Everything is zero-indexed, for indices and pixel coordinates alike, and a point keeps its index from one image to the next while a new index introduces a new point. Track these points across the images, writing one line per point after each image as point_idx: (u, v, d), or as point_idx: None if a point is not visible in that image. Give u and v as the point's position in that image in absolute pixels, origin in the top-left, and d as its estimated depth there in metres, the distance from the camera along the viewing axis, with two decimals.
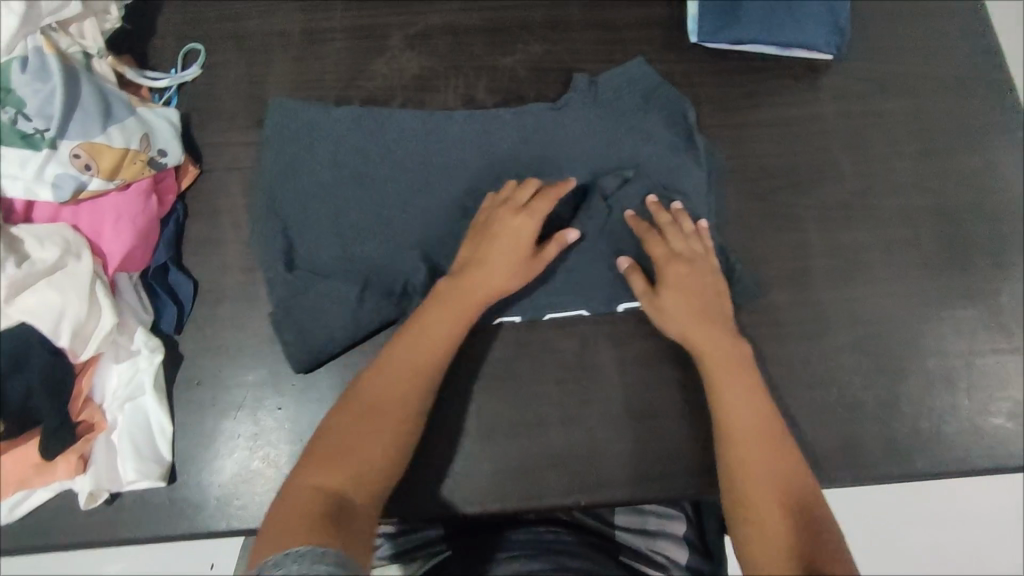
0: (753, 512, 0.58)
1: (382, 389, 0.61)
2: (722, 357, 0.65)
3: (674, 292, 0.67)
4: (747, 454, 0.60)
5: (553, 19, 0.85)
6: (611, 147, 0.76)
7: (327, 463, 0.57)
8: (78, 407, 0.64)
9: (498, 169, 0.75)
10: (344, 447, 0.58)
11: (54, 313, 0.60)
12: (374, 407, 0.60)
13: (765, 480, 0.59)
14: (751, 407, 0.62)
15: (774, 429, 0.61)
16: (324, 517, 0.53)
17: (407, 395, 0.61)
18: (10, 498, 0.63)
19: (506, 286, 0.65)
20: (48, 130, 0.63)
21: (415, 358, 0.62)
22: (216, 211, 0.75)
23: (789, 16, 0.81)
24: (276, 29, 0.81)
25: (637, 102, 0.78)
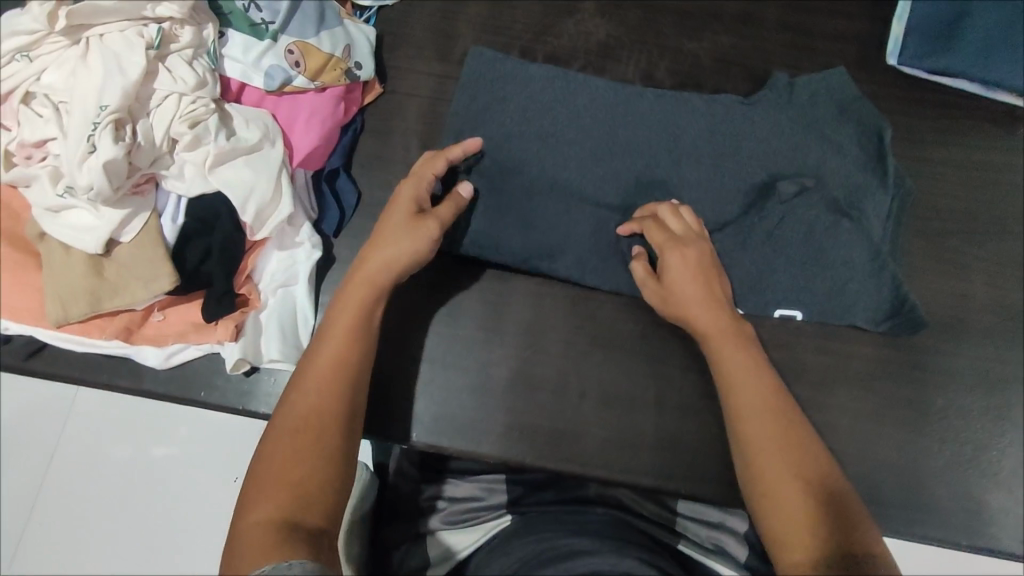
0: (762, 483, 0.53)
1: (348, 327, 0.59)
2: (727, 339, 0.61)
3: (681, 275, 0.64)
4: (776, 464, 0.53)
5: (748, 13, 0.83)
6: (788, 154, 0.74)
7: (301, 410, 0.54)
8: (242, 280, 0.69)
9: (669, 151, 0.75)
10: (314, 398, 0.55)
11: (245, 189, 0.64)
12: (335, 348, 0.58)
13: (783, 447, 0.54)
14: (762, 384, 0.58)
15: (782, 402, 0.57)
16: (314, 462, 0.51)
17: (352, 335, 0.59)
18: (168, 347, 0.68)
19: (395, 257, 0.62)
20: (273, 23, 0.69)
21: (347, 304, 0.60)
22: (389, 131, 0.78)
23: (1007, 53, 0.76)
24: None
25: (830, 110, 0.76)
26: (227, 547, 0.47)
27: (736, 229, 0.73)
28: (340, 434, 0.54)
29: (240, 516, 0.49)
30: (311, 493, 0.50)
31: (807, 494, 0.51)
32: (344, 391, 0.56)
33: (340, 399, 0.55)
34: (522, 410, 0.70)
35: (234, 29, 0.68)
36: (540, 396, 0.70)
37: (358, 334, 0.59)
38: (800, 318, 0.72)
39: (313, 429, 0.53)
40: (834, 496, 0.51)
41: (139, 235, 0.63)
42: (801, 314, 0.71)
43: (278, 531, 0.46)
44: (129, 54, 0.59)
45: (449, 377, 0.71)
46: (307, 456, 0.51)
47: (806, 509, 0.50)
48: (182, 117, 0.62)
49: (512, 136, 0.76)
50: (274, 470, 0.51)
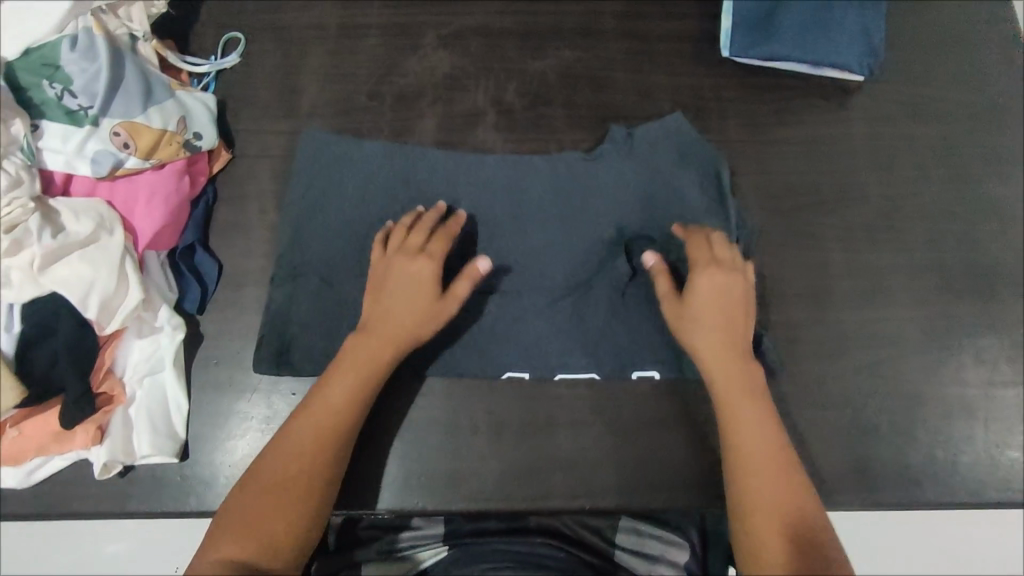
0: (752, 520, 0.60)
1: (347, 403, 0.64)
2: (735, 377, 0.65)
3: (700, 304, 0.67)
4: (759, 485, 0.61)
5: (586, 26, 0.86)
6: (635, 201, 0.76)
7: (286, 466, 0.60)
8: (100, 378, 0.65)
9: (522, 217, 0.76)
10: (295, 459, 0.61)
11: (84, 284, 0.61)
12: (328, 413, 0.63)
13: (768, 467, 0.62)
14: (755, 425, 0.63)
15: (775, 442, 0.63)
16: (287, 523, 0.58)
17: (354, 400, 0.64)
18: (28, 463, 0.64)
19: (409, 333, 0.66)
20: (92, 107, 0.66)
21: (352, 378, 0.64)
22: (243, 196, 0.76)
23: (821, 34, 0.81)
24: (314, 22, 0.83)
25: (671, 157, 0.78)
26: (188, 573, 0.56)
27: (592, 266, 0.74)
28: (313, 494, 0.60)
29: (203, 552, 0.57)
30: (269, 541, 0.58)
31: (787, 538, 0.58)
32: (323, 453, 0.61)
33: (318, 462, 0.61)
34: (418, 456, 0.69)
35: (48, 119, 0.65)
36: (432, 438, 0.69)
37: (353, 408, 0.64)
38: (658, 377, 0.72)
39: (288, 488, 0.60)
40: (811, 533, 0.59)
41: None
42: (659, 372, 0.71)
43: (234, 573, 0.55)
44: None
45: None
46: (280, 513, 0.59)
47: (783, 552, 0.57)
48: None
49: (369, 184, 0.76)
50: (244, 519, 0.58)
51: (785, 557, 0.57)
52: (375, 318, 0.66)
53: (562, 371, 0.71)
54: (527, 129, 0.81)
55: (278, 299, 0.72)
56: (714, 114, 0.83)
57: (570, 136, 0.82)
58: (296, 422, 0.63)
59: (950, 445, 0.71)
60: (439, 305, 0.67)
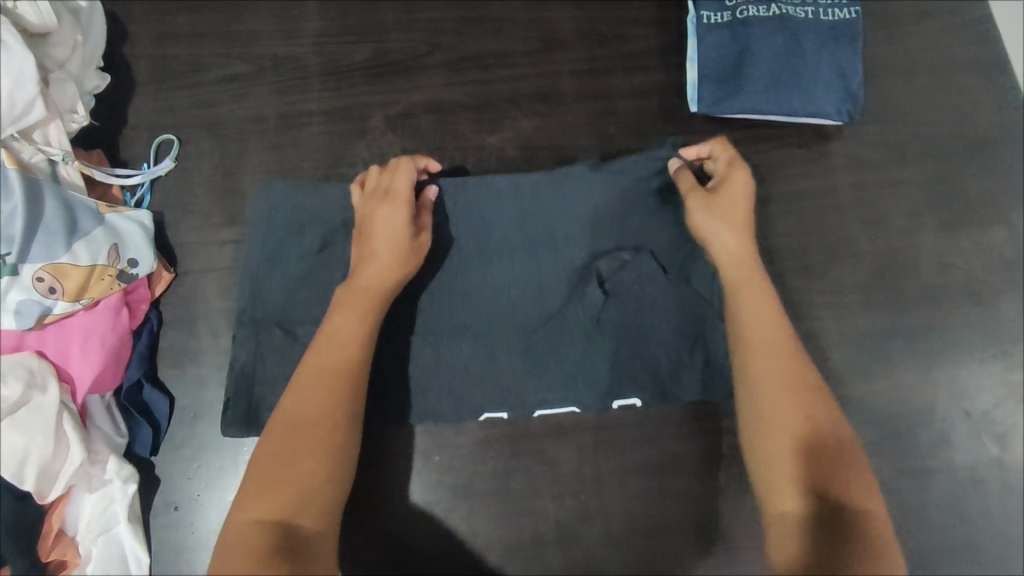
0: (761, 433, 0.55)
1: (349, 331, 0.59)
2: (748, 286, 0.60)
3: (725, 198, 0.63)
4: (773, 378, 0.56)
5: (543, 90, 0.81)
6: (606, 229, 0.69)
7: (304, 409, 0.56)
8: (49, 545, 0.61)
9: (486, 253, 0.69)
10: (311, 409, 0.56)
11: (18, 456, 0.57)
12: (334, 352, 0.58)
13: (786, 377, 0.56)
14: (776, 339, 0.58)
15: (795, 362, 0.57)
16: (315, 451, 0.55)
17: (357, 325, 0.60)
18: None
19: (394, 278, 0.61)
20: (9, 254, 0.60)
21: (358, 300, 0.60)
22: (190, 318, 0.71)
23: (794, 84, 0.76)
24: (252, 114, 0.78)
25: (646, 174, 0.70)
26: (220, 547, 0.51)
27: (564, 321, 0.68)
28: (336, 441, 0.56)
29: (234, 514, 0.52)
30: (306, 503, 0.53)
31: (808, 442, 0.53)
32: (334, 406, 0.56)
33: (334, 406, 0.56)
34: None
35: None
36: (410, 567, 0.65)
37: (357, 339, 0.59)
38: (641, 404, 0.68)
39: (311, 432, 0.55)
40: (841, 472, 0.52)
41: None
42: (641, 401, 0.67)
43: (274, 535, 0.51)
44: None
45: None
46: (310, 458, 0.54)
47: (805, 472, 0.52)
48: None
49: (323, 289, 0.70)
50: (268, 481, 0.53)
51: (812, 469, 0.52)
52: (359, 277, 0.61)
53: (540, 408, 0.67)
54: None
55: (238, 403, 0.67)
56: None
57: None
58: (302, 377, 0.57)
59: (965, 520, 0.67)
60: (416, 242, 0.63)
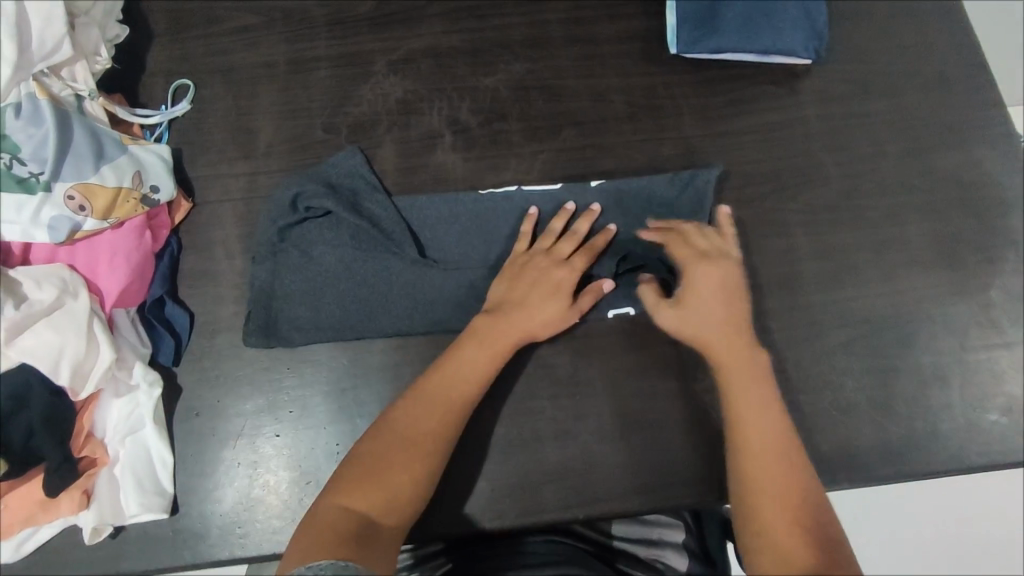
0: (758, 489, 0.61)
1: (462, 397, 0.64)
2: (735, 346, 0.67)
3: (698, 293, 0.69)
4: (759, 454, 0.62)
5: (534, 36, 0.86)
6: (611, 213, 0.78)
7: (417, 419, 0.63)
8: (81, 442, 0.65)
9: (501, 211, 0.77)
10: (395, 462, 0.60)
11: (53, 352, 0.61)
12: (445, 409, 0.64)
13: (772, 451, 0.62)
14: (764, 408, 0.64)
15: (783, 432, 0.63)
16: (380, 501, 0.58)
17: (494, 357, 0.66)
18: (18, 535, 0.64)
19: (538, 327, 0.68)
20: (42, 173, 0.65)
21: (482, 364, 0.66)
22: (208, 243, 0.76)
23: (766, 24, 0.82)
24: (263, 60, 0.83)
25: (660, 194, 0.78)
26: (306, 520, 0.58)
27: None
28: (437, 458, 0.62)
29: (325, 496, 0.59)
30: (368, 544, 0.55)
31: (789, 512, 0.59)
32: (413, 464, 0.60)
33: (424, 462, 0.61)
34: None
35: None
36: None
37: (483, 375, 0.66)
38: (633, 313, 0.74)
39: (397, 476, 0.60)
40: (826, 528, 0.58)
41: None
42: (633, 309, 0.73)
43: (350, 521, 0.56)
44: None
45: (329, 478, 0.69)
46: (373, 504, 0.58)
47: (794, 539, 0.57)
48: None
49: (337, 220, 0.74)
50: (363, 473, 0.60)
51: (797, 538, 0.57)
52: (510, 326, 0.68)
53: None
54: (484, 147, 0.81)
55: (256, 312, 0.72)
56: (670, 111, 0.84)
57: (528, 147, 0.81)
58: (422, 390, 0.65)
59: (931, 415, 0.72)
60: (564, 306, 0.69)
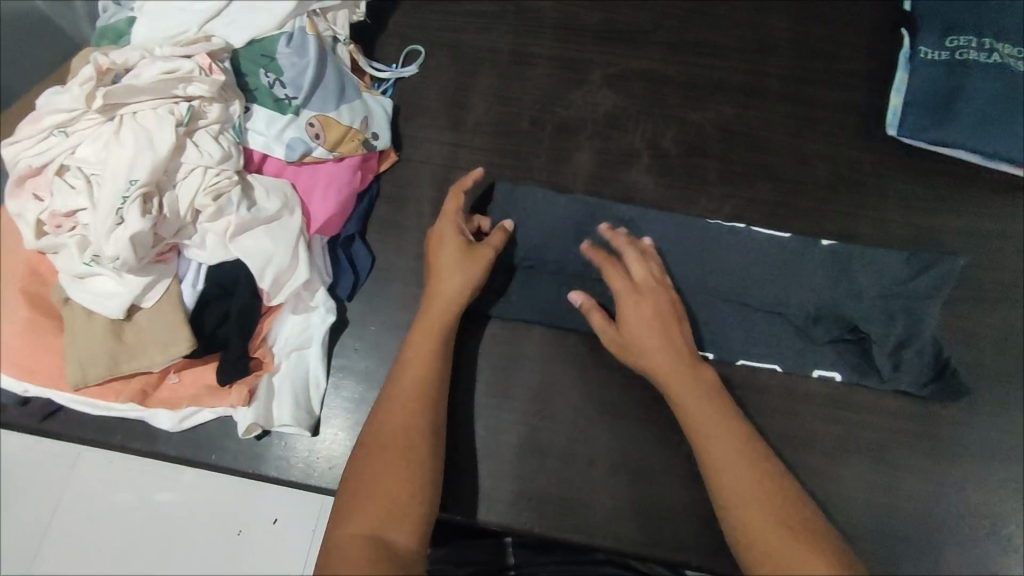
0: (741, 511, 0.56)
1: (419, 369, 0.64)
2: (681, 369, 0.65)
3: (630, 318, 0.67)
4: (743, 497, 0.57)
5: (751, 84, 0.86)
6: (833, 279, 0.75)
7: (388, 420, 0.60)
8: (257, 343, 0.70)
9: (723, 249, 0.77)
10: (387, 470, 0.57)
11: (264, 257, 0.67)
12: (404, 383, 0.63)
13: (751, 492, 0.57)
14: (729, 440, 0.60)
15: (754, 469, 0.58)
16: (381, 516, 0.55)
17: (424, 337, 0.66)
18: (183, 410, 0.69)
19: (461, 283, 0.68)
20: (296, 98, 0.72)
21: (432, 330, 0.66)
22: (403, 198, 0.81)
23: (1005, 127, 0.78)
24: (491, 46, 0.88)
25: (895, 274, 0.75)
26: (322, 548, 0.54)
27: (780, 287, 0.76)
28: (422, 465, 0.59)
29: (333, 525, 0.55)
30: (398, 509, 0.55)
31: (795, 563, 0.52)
32: (417, 435, 0.60)
33: (418, 431, 0.60)
34: (533, 476, 0.70)
35: (258, 104, 0.72)
36: (548, 460, 0.70)
37: (428, 363, 0.64)
38: (840, 379, 0.73)
39: (398, 452, 0.58)
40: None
41: (160, 301, 0.65)
42: (841, 375, 0.73)
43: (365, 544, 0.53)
44: (160, 130, 0.62)
45: (462, 448, 0.71)
46: (395, 476, 0.57)
47: None
48: (206, 190, 0.64)
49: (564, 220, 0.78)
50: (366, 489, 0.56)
51: None
52: (439, 292, 0.68)
53: (745, 357, 0.74)
54: (679, 177, 0.82)
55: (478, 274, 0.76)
56: (874, 191, 0.81)
57: (721, 189, 0.82)
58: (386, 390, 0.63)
59: None
60: (476, 250, 0.69)
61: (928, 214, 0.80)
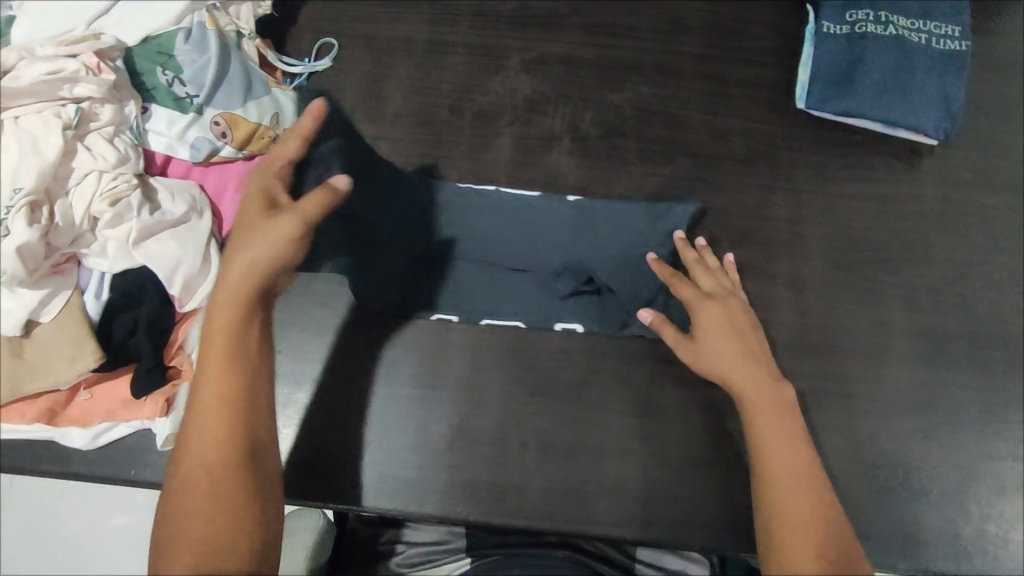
0: (788, 538, 0.54)
1: (223, 378, 0.56)
2: (758, 381, 0.62)
3: (711, 332, 0.65)
4: (794, 523, 0.55)
5: (666, 64, 0.88)
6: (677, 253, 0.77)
7: (204, 441, 0.54)
8: (172, 353, 0.67)
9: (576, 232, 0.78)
10: (211, 499, 0.52)
11: (172, 262, 0.64)
12: (205, 393, 0.56)
13: (807, 523, 0.54)
14: (801, 466, 0.57)
15: (822, 502, 0.56)
16: (206, 553, 0.50)
17: (222, 316, 0.57)
18: (96, 427, 0.66)
19: (272, 250, 0.57)
20: (197, 96, 0.70)
21: (224, 307, 0.57)
22: None
23: (901, 96, 0.82)
24: (406, 35, 0.87)
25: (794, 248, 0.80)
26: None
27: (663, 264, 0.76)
28: (240, 482, 0.54)
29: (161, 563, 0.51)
30: (227, 542, 0.51)
31: None
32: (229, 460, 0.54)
33: (224, 456, 0.54)
34: (466, 464, 0.70)
35: (157, 104, 0.69)
36: (480, 446, 0.70)
37: (228, 348, 0.57)
38: None
39: (216, 475, 0.53)
40: None
41: (60, 314, 0.62)
42: None
43: None
44: (46, 136, 0.59)
45: (393, 441, 0.71)
46: (222, 497, 0.52)
47: None
48: (103, 195, 0.61)
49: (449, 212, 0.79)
50: (190, 519, 0.52)
51: None
52: (238, 268, 0.57)
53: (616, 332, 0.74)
54: (598, 158, 0.83)
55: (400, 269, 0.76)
56: (786, 163, 0.84)
57: (640, 168, 0.83)
58: (198, 402, 0.56)
59: (1002, 521, 0.70)
60: (275, 217, 0.58)
61: (836, 183, 0.83)
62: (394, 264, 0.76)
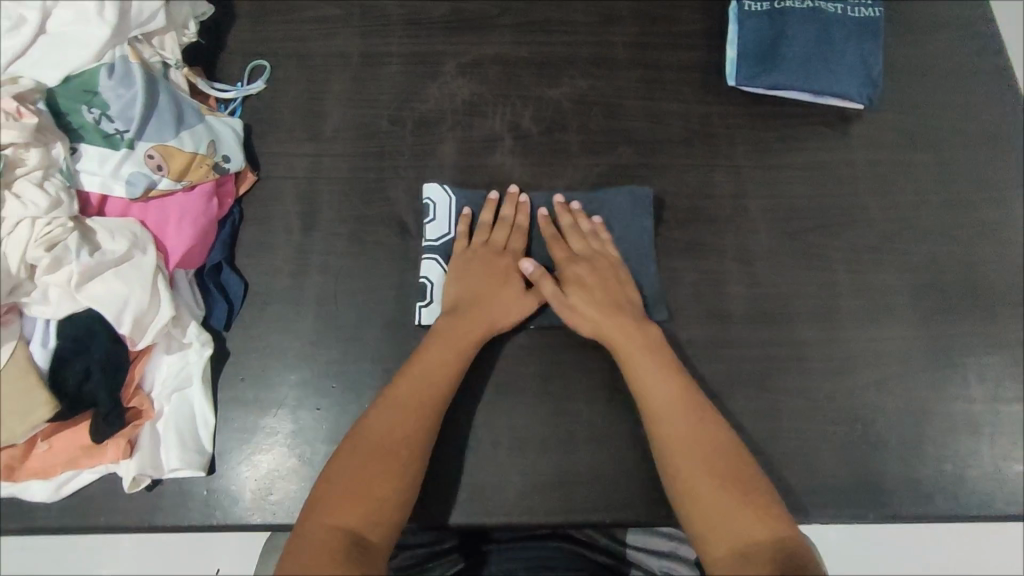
0: (694, 462, 0.62)
1: (445, 364, 0.67)
2: (627, 332, 0.69)
3: (578, 278, 0.72)
4: (684, 444, 0.63)
5: (599, 55, 0.89)
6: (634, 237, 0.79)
7: (392, 426, 0.63)
8: (130, 392, 0.67)
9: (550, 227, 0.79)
10: (390, 478, 0.60)
11: (119, 301, 0.63)
12: (430, 388, 0.66)
13: (716, 452, 0.62)
14: (675, 396, 0.65)
15: (729, 442, 0.63)
16: (361, 515, 0.58)
17: (443, 364, 0.67)
18: (59, 476, 0.65)
19: (503, 318, 0.71)
20: (127, 131, 0.69)
21: (462, 346, 0.68)
22: (269, 216, 0.78)
23: (824, 66, 0.85)
24: (339, 50, 0.86)
25: (743, 221, 0.82)
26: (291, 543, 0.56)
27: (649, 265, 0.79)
28: (413, 464, 0.62)
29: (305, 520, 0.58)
30: (377, 510, 0.59)
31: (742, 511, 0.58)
32: (431, 427, 0.64)
33: (429, 429, 0.64)
34: (440, 470, 0.70)
35: (86, 143, 0.68)
36: (451, 451, 0.71)
37: (449, 373, 0.67)
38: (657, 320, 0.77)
39: (396, 455, 0.62)
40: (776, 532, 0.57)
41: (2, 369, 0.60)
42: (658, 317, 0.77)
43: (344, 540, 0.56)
44: None
45: None
46: (395, 482, 0.60)
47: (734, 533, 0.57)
48: (37, 241, 0.60)
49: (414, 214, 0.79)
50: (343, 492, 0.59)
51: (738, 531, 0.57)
52: (475, 323, 0.70)
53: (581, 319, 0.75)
54: (543, 154, 0.84)
55: (358, 282, 0.76)
56: (723, 140, 0.86)
57: (585, 159, 0.84)
58: (388, 404, 0.65)
59: (958, 459, 0.74)
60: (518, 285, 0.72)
61: (772, 154, 0.86)
62: (349, 278, 0.76)
